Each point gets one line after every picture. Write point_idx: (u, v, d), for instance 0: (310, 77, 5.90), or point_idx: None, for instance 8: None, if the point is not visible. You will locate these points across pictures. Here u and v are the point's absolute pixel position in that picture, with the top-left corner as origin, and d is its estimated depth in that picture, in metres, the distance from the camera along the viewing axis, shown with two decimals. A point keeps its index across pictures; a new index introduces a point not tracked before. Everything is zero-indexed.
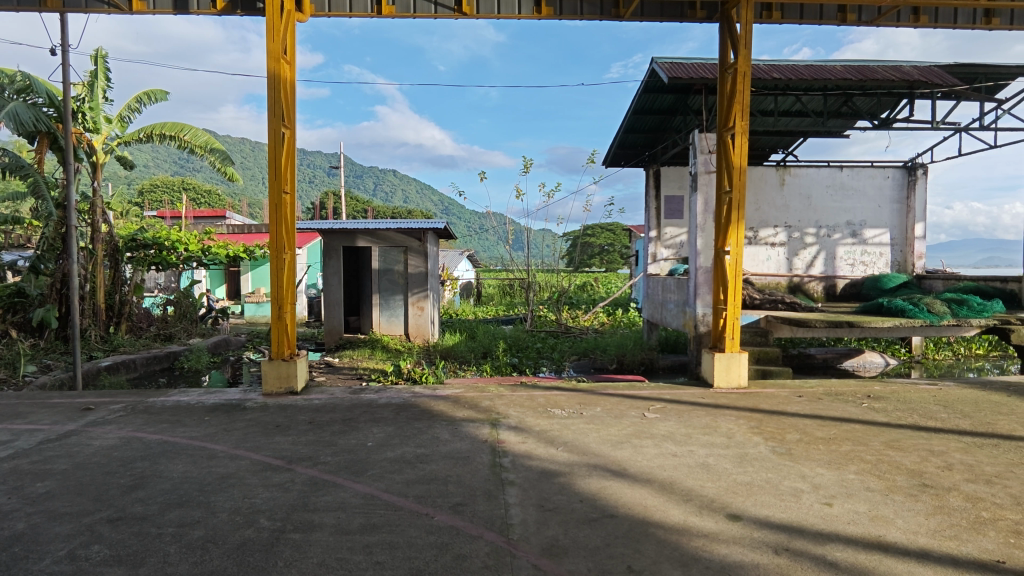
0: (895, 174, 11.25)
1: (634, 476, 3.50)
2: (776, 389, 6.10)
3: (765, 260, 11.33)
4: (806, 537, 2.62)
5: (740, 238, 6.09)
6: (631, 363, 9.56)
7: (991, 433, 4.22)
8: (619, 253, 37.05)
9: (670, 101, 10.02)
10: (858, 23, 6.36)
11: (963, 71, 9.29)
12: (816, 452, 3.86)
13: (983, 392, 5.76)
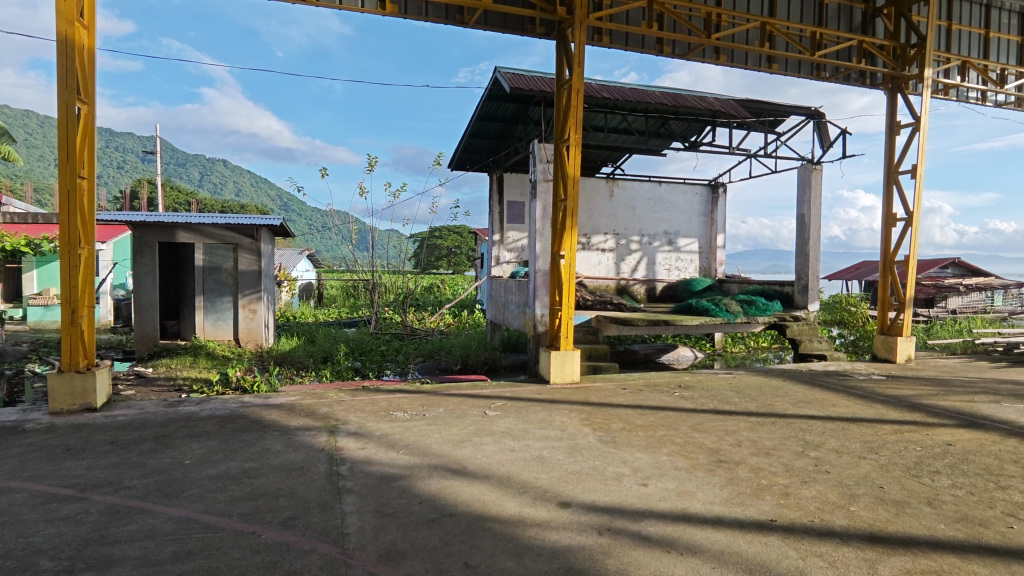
0: (702, 192, 12.89)
1: (474, 473, 3.59)
2: (605, 383, 6.64)
3: (597, 264, 12.26)
4: (625, 516, 2.89)
5: (573, 244, 6.52)
6: (475, 363, 9.78)
7: (769, 413, 5.02)
8: (466, 256, 37.67)
9: (512, 110, 10.41)
10: (673, 55, 7.16)
11: (752, 106, 10.93)
12: (636, 438, 4.28)
13: (766, 378, 6.83)
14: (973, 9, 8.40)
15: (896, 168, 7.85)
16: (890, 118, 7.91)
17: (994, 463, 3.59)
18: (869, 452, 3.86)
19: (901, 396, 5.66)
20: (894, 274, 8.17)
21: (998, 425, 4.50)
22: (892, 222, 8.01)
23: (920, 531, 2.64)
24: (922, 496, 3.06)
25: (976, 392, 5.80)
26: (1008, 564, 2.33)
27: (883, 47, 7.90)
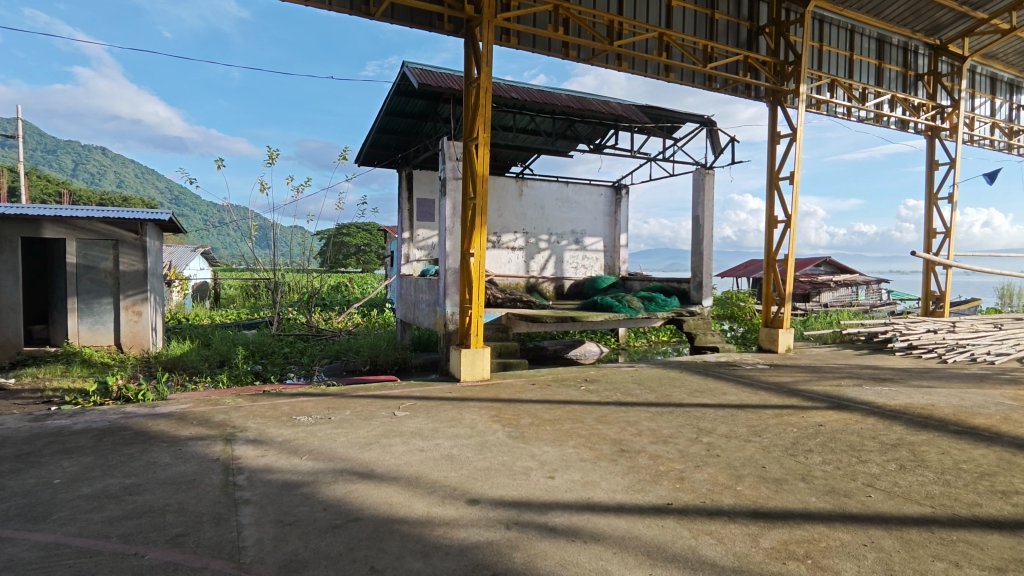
0: (606, 193, 13.40)
1: (382, 475, 3.51)
2: (515, 379, 6.74)
3: (507, 263, 12.39)
4: (533, 509, 2.95)
5: (483, 242, 6.56)
6: (384, 363, 9.57)
7: (667, 403, 5.33)
8: (376, 254, 36.72)
9: (421, 106, 10.27)
10: (578, 59, 7.38)
11: (651, 112, 11.49)
12: (544, 433, 4.38)
13: (665, 370, 7.23)
14: (840, 33, 9.35)
15: (777, 175, 8.57)
16: (772, 129, 8.62)
17: (856, 440, 4.02)
18: (754, 435, 4.20)
19: (782, 383, 6.20)
20: (776, 272, 8.91)
21: (860, 405, 5.05)
22: (774, 224, 8.73)
23: (795, 505, 2.90)
24: (798, 473, 3.37)
25: (844, 377, 6.48)
26: (868, 528, 2.62)
27: (765, 63, 8.59)
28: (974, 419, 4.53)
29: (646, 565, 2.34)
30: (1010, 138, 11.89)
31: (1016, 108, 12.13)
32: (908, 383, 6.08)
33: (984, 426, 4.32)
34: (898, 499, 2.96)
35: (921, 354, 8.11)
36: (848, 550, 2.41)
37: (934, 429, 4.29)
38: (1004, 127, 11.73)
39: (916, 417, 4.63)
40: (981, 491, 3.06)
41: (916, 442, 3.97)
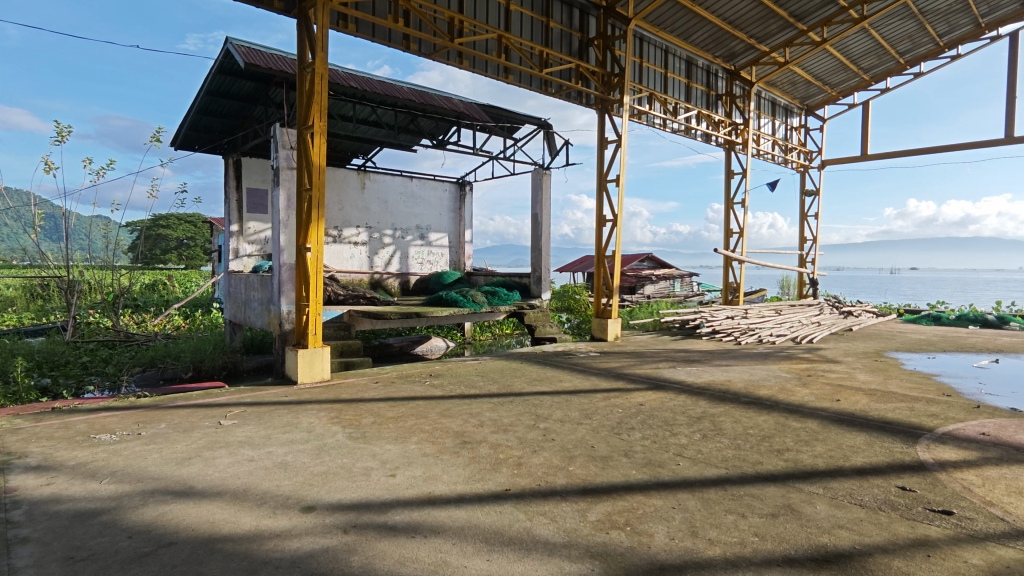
0: (451, 189, 13.51)
1: (203, 492, 3.18)
2: (357, 378, 6.53)
3: (349, 258, 11.90)
4: (372, 509, 2.88)
5: (320, 237, 6.23)
6: (211, 369, 8.84)
7: (508, 393, 5.54)
8: (202, 248, 33.14)
9: (249, 88, 9.43)
10: (419, 53, 7.30)
11: (492, 111, 11.79)
12: (386, 431, 4.30)
13: (507, 362, 7.49)
14: (656, 51, 10.37)
15: (605, 177, 9.29)
16: (600, 135, 9.32)
17: (669, 416, 4.53)
18: (585, 418, 4.53)
19: (610, 368, 6.78)
20: (605, 267, 9.69)
21: (674, 384, 5.70)
22: (603, 223, 9.47)
23: (619, 479, 3.19)
24: (621, 449, 3.71)
25: (661, 360, 7.27)
26: (676, 492, 2.96)
27: (594, 73, 9.28)
28: (760, 391, 5.35)
29: (483, 551, 2.41)
30: (785, 154, 14.16)
31: (790, 130, 14.45)
32: (711, 363, 7.00)
33: (766, 396, 5.12)
34: (700, 465, 3.39)
35: (721, 338, 9.37)
36: (660, 514, 2.71)
37: (729, 401, 4.99)
38: (781, 145, 13.94)
39: (716, 392, 5.34)
40: (762, 450, 3.62)
41: (715, 413, 4.58)
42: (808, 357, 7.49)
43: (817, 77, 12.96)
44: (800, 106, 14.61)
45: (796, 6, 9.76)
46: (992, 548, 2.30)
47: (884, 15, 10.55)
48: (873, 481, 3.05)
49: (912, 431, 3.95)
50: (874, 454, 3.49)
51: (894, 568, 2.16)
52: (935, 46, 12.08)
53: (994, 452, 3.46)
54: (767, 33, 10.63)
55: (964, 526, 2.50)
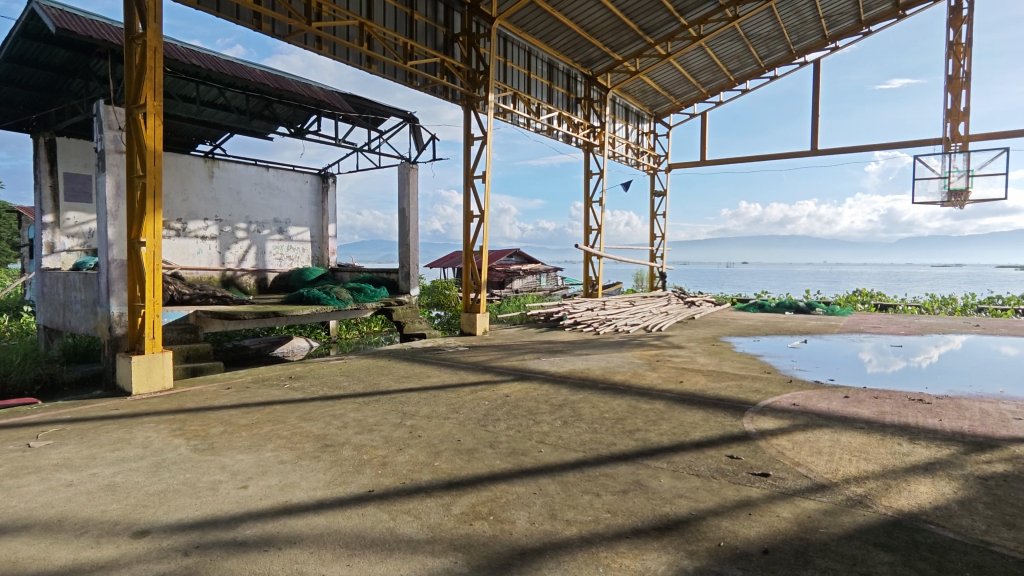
0: (312, 180, 12.83)
1: (2, 528, 2.70)
2: (205, 385, 5.97)
3: (196, 254, 10.79)
4: (219, 526, 2.65)
5: (157, 230, 5.57)
6: (18, 385, 7.36)
7: (375, 391, 5.40)
8: (7, 242, 28.20)
9: (64, 57, 8.17)
10: (272, 34, 6.78)
11: (355, 101, 11.38)
12: (238, 440, 3.98)
13: (374, 360, 7.29)
14: (519, 52, 10.61)
15: (471, 173, 9.37)
16: (467, 132, 9.38)
17: (533, 405, 4.70)
18: (452, 412, 4.55)
19: (478, 361, 6.88)
20: (473, 262, 9.78)
21: (538, 375, 5.93)
22: (470, 219, 9.54)
23: (483, 470, 3.25)
24: (486, 441, 3.78)
25: (527, 352, 7.53)
26: (537, 479, 3.08)
27: (460, 69, 9.31)
28: (615, 377, 5.75)
29: (343, 557, 2.32)
30: (637, 157, 15.30)
31: (642, 135, 15.61)
32: (573, 353, 7.39)
33: (621, 381, 5.51)
34: (560, 450, 3.56)
35: (583, 328, 9.91)
36: (522, 500, 2.80)
37: (588, 388, 5.29)
38: (633, 148, 15.02)
39: (576, 380, 5.64)
40: (616, 432, 3.89)
41: (575, 400, 4.84)
42: (657, 344, 8.18)
43: (663, 87, 14.13)
44: (649, 113, 15.84)
45: (645, 20, 10.56)
46: (798, 501, 2.67)
47: (718, 36, 11.80)
48: (708, 453, 3.41)
49: (740, 405, 4.48)
50: (709, 428, 3.90)
51: (723, 528, 2.43)
52: (757, 66, 13.74)
53: (802, 420, 4.04)
54: (620, 43, 11.38)
55: (778, 485, 2.88)
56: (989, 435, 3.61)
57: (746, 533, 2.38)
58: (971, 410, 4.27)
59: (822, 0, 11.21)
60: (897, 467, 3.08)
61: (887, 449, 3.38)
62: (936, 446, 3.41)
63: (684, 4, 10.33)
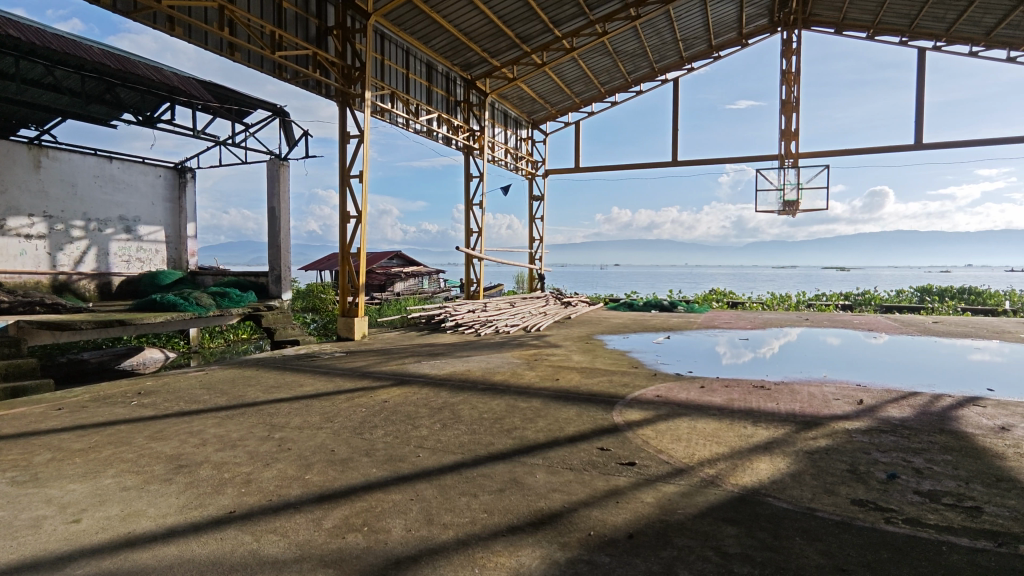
0: (166, 174, 11.64)
1: None
2: (29, 406, 5.16)
3: (19, 255, 9.30)
4: (41, 569, 2.30)
5: None
6: None
7: (239, 404, 5.00)
8: None
9: None
10: (113, 10, 6.03)
11: (215, 90, 10.52)
12: (70, 467, 3.48)
13: (239, 370, 6.77)
14: (397, 51, 10.39)
15: (347, 173, 9.02)
16: (342, 129, 9.02)
17: (412, 409, 4.62)
18: (326, 422, 4.34)
19: (355, 367, 6.64)
20: (350, 264, 9.43)
21: (418, 378, 5.84)
22: (346, 219, 9.18)
23: (358, 480, 3.13)
24: (362, 449, 3.65)
25: (407, 356, 7.39)
26: (414, 484, 3.03)
27: (333, 64, 8.94)
28: (494, 377, 5.82)
29: None
30: (516, 162, 15.65)
31: (520, 141, 15.99)
32: (453, 355, 7.39)
33: (500, 381, 5.60)
34: (438, 453, 3.53)
35: (464, 330, 9.94)
36: (398, 508, 2.73)
37: (468, 389, 5.31)
38: (513, 153, 15.35)
39: (456, 382, 5.64)
40: (495, 431, 3.95)
41: (454, 402, 4.83)
42: (536, 344, 8.43)
43: (539, 95, 14.60)
44: (527, 120, 16.28)
45: (521, 29, 10.86)
46: (660, 486, 2.88)
47: (589, 50, 12.44)
48: (580, 446, 3.56)
49: (610, 399, 4.74)
50: (582, 423, 4.08)
51: (593, 517, 2.55)
52: (624, 81, 14.67)
53: (664, 410, 4.36)
54: (497, 49, 11.60)
55: (642, 472, 3.08)
56: (814, 414, 4.15)
57: (613, 520, 2.52)
58: (801, 393, 4.88)
59: (679, 25, 12.24)
60: (743, 448, 3.43)
61: (735, 432, 3.75)
62: (774, 427, 3.84)
63: (558, 16, 10.76)
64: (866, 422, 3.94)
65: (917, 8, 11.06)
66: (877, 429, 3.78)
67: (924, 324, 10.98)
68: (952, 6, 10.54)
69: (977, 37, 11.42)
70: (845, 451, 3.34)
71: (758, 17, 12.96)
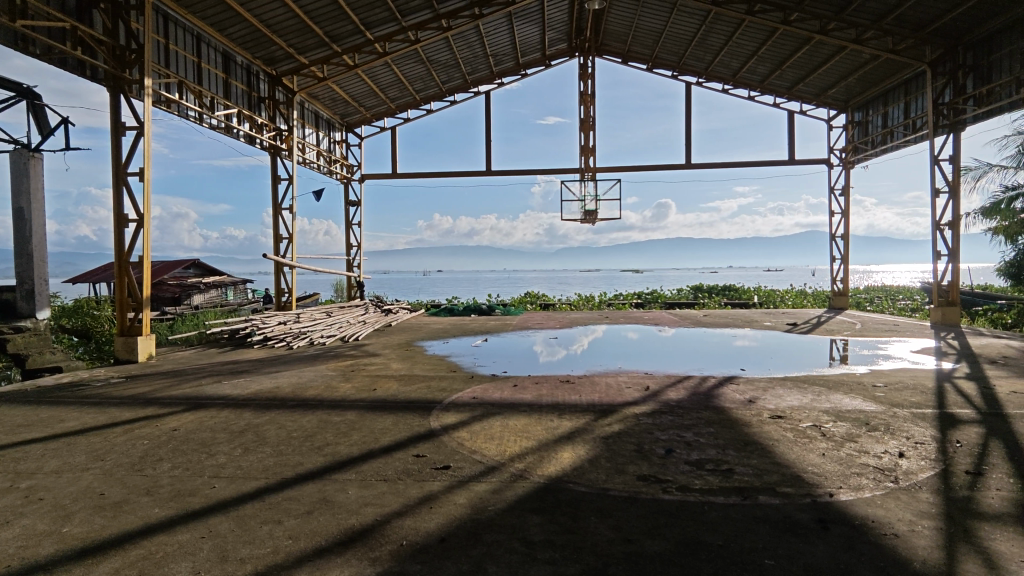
0: None
1: None
2: None
3: None
4: None
5: None
6: None
7: None
8: None
9: None
10: None
11: None
12: None
13: None
14: (187, 36, 9.24)
15: (123, 169, 7.81)
16: (115, 119, 7.79)
17: (207, 436, 4.14)
18: (93, 461, 3.68)
19: (138, 393, 5.74)
20: (129, 276, 8.14)
21: (216, 401, 5.25)
22: (123, 223, 7.93)
23: (135, 524, 2.69)
24: (141, 489, 3.16)
25: (204, 376, 6.60)
26: (206, 520, 2.71)
27: (100, 42, 7.66)
28: (307, 392, 5.47)
29: None
30: (329, 165, 14.96)
31: (334, 143, 15.32)
32: (260, 371, 6.78)
33: (311, 396, 5.27)
34: (237, 481, 3.20)
35: (274, 344, 9.18)
36: (184, 549, 2.42)
37: (276, 407, 4.90)
38: (325, 156, 14.64)
39: (262, 400, 5.17)
40: (304, 450, 3.71)
41: (259, 423, 4.43)
42: (352, 354, 8.12)
43: (353, 98, 14.14)
44: (340, 122, 15.66)
45: (330, 27, 10.43)
46: (472, 486, 2.96)
47: (402, 56, 12.39)
48: (395, 455, 3.51)
49: (427, 405, 4.74)
50: (398, 431, 4.02)
51: (406, 527, 2.52)
52: (438, 89, 14.88)
53: (479, 411, 4.50)
54: (305, 46, 11.00)
55: (456, 475, 3.13)
56: (609, 402, 4.61)
57: (425, 526, 2.51)
58: (600, 384, 5.38)
59: (489, 41, 12.81)
60: (548, 440, 3.67)
61: (542, 426, 4.00)
62: (575, 418, 4.18)
63: (369, 19, 10.54)
64: (650, 406, 4.49)
65: (683, 49, 12.98)
66: (658, 411, 4.32)
67: (697, 317, 12.89)
68: (708, 49, 12.54)
69: (727, 77, 13.76)
70: (633, 433, 3.76)
71: (559, 41, 14.08)
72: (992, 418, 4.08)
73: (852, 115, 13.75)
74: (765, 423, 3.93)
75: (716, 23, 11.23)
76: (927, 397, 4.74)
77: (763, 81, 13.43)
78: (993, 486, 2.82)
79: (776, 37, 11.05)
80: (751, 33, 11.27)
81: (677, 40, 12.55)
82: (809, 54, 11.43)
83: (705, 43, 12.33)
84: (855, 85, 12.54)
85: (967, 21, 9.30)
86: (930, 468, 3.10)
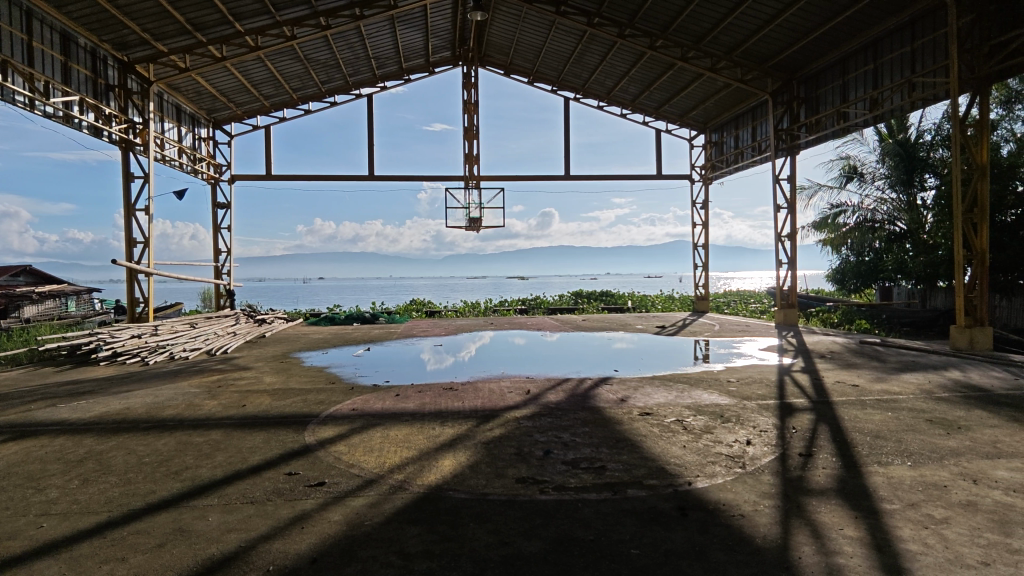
0: None
1: None
2: None
3: None
4: None
5: None
6: None
7: None
8: None
9: None
10: None
11: None
12: None
13: None
14: (15, 11, 8.06)
15: None
16: None
17: (36, 468, 3.61)
18: None
19: None
20: None
21: (49, 427, 4.60)
22: None
23: None
24: None
25: (35, 400, 5.74)
26: (30, 566, 2.35)
27: None
28: (164, 412, 4.96)
29: None
30: (193, 164, 13.75)
31: (199, 140, 14.12)
32: (107, 392, 6.04)
33: (168, 417, 4.79)
34: (72, 518, 2.82)
35: (125, 360, 8.24)
36: None
37: (125, 431, 4.40)
38: (188, 152, 13.44)
39: (108, 424, 4.61)
40: (157, 477, 3.36)
41: (103, 450, 3.94)
42: (219, 368, 7.51)
43: (221, 92, 13.15)
44: (205, 117, 14.47)
45: (193, 15, 9.65)
46: (348, 502, 2.84)
47: (276, 52, 11.75)
48: (264, 475, 3.29)
49: (301, 420, 4.49)
50: (268, 449, 3.78)
51: (274, 551, 2.37)
52: (317, 89, 14.28)
53: (358, 423, 4.34)
54: (163, 32, 10.06)
55: (331, 491, 3.00)
56: (492, 407, 4.67)
57: (296, 548, 2.38)
58: (483, 390, 5.44)
59: (371, 43, 12.54)
60: (430, 449, 3.63)
61: (424, 434, 3.95)
62: (457, 424, 4.18)
63: (238, 9, 9.89)
64: (531, 409, 4.61)
65: (561, 65, 13.54)
66: (538, 414, 4.44)
67: (577, 321, 13.46)
68: (585, 66, 13.19)
69: (601, 95, 14.56)
70: (514, 437, 3.83)
71: (442, 49, 14.11)
72: (821, 405, 4.67)
73: (709, 136, 15.15)
74: (635, 420, 4.19)
75: (592, 43, 11.85)
76: (770, 389, 5.33)
77: (633, 100, 14.37)
78: (820, 465, 3.23)
79: (645, 61, 11.88)
80: (623, 56, 12.04)
81: (556, 56, 13.08)
82: (673, 78, 12.42)
83: (582, 61, 12.95)
84: (711, 108, 13.84)
85: (801, 59, 10.61)
86: (772, 452, 3.47)
